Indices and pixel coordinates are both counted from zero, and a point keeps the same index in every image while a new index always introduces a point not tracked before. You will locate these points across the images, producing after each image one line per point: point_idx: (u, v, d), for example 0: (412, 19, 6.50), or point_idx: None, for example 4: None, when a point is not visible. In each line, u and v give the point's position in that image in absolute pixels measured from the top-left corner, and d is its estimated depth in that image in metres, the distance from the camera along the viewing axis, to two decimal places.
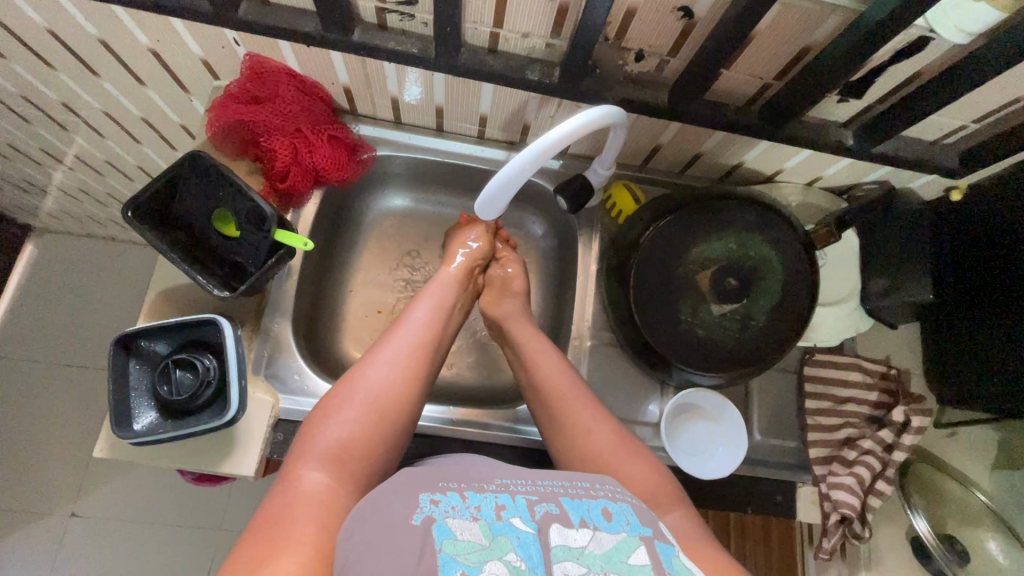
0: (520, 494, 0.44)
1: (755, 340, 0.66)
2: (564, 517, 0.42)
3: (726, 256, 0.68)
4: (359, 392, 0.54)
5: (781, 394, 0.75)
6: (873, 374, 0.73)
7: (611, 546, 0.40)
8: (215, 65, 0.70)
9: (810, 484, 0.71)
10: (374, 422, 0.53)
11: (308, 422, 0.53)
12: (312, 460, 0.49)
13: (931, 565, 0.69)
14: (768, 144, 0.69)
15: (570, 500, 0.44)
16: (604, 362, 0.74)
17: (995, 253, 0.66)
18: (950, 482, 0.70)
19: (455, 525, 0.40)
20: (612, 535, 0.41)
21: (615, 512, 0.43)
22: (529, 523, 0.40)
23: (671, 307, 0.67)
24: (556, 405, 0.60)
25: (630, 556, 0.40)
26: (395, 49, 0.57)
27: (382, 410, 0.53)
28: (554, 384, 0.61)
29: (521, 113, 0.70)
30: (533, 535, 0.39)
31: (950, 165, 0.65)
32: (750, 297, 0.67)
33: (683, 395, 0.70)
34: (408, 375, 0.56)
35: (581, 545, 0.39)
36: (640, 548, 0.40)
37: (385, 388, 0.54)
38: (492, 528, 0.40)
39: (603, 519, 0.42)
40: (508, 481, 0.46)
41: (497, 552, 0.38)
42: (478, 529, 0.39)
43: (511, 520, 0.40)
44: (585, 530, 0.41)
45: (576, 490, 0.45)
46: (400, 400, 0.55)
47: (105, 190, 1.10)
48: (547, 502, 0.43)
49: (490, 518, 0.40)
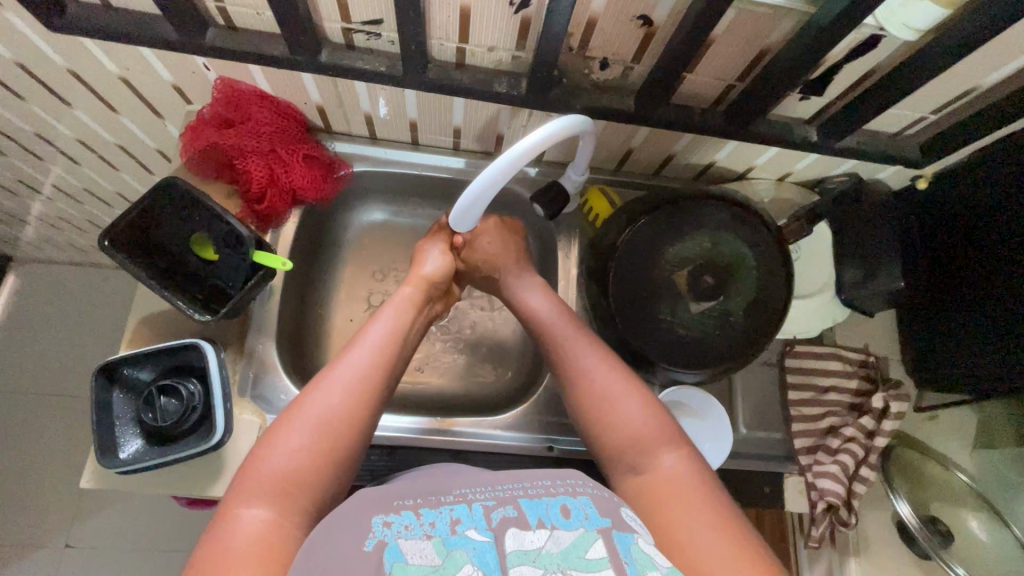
0: (477, 502, 0.46)
1: (734, 336, 0.68)
2: (523, 519, 0.43)
3: (700, 254, 0.69)
4: (306, 420, 0.51)
5: (765, 387, 0.76)
6: (852, 362, 0.74)
7: (568, 543, 0.41)
8: (187, 91, 0.70)
9: (796, 474, 0.72)
10: (319, 450, 0.50)
11: (254, 450, 0.50)
12: (253, 494, 0.47)
13: (916, 547, 0.70)
14: (737, 143, 0.71)
15: (530, 501, 0.45)
16: None
17: (966, 242, 0.67)
18: (932, 465, 0.72)
19: (408, 547, 0.41)
20: (569, 531, 0.42)
21: (573, 508, 0.45)
22: (486, 532, 0.42)
23: (650, 308, 0.68)
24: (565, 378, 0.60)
25: (587, 550, 0.41)
26: (364, 68, 0.57)
27: (327, 437, 0.50)
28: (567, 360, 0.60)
29: (494, 123, 0.71)
30: (490, 543, 0.41)
31: (912, 156, 0.67)
32: (726, 294, 0.68)
33: (667, 394, 0.71)
34: (356, 397, 0.53)
35: (538, 546, 0.41)
36: (597, 542, 0.41)
37: (336, 416, 0.51)
38: (446, 543, 0.41)
39: (561, 517, 0.44)
40: (465, 491, 0.48)
41: (449, 570, 0.39)
42: (431, 549, 0.41)
43: (465, 533, 0.42)
44: (543, 530, 0.42)
45: (535, 491, 0.47)
46: (350, 423, 0.52)
47: (84, 217, 1.09)
48: (505, 507, 0.45)
49: (444, 534, 0.42)
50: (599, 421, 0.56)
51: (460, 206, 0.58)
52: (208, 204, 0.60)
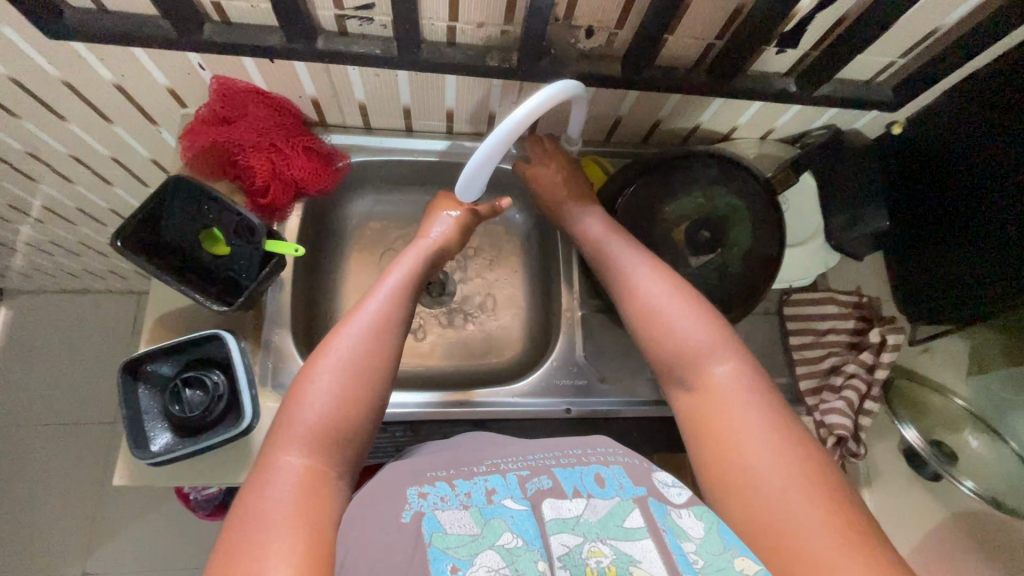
0: (510, 472, 0.47)
1: (734, 285, 0.70)
2: (558, 489, 0.44)
3: (696, 210, 0.72)
4: (333, 367, 0.51)
5: (767, 335, 0.79)
6: (848, 305, 0.77)
7: (605, 511, 0.43)
8: (182, 94, 0.72)
9: (806, 414, 0.75)
10: (348, 390, 0.50)
11: (286, 401, 0.50)
12: (290, 441, 0.47)
13: (925, 471, 0.73)
14: (721, 102, 0.74)
15: (563, 470, 0.47)
16: (597, 328, 0.77)
17: (944, 178, 0.70)
18: (932, 395, 0.75)
19: (446, 517, 0.42)
20: (605, 500, 0.44)
21: (608, 477, 0.46)
22: (522, 501, 0.44)
23: None
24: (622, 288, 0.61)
25: (625, 519, 0.42)
26: (359, 52, 0.59)
27: (354, 377, 0.51)
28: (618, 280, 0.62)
29: (486, 102, 0.73)
30: (526, 512, 0.43)
31: (885, 99, 0.70)
32: (724, 247, 0.71)
33: None
34: (375, 335, 0.54)
35: (576, 514, 0.43)
36: (633, 510, 0.43)
37: (361, 362, 0.52)
38: (483, 513, 0.43)
39: (596, 485, 0.45)
40: (498, 461, 0.49)
41: (489, 540, 0.41)
42: (469, 519, 0.42)
43: (501, 502, 0.44)
44: (580, 499, 0.44)
45: (568, 460, 0.48)
46: (374, 363, 0.52)
47: (76, 239, 1.09)
48: (539, 478, 0.46)
49: (480, 504, 0.44)
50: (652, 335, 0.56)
51: (463, 179, 0.61)
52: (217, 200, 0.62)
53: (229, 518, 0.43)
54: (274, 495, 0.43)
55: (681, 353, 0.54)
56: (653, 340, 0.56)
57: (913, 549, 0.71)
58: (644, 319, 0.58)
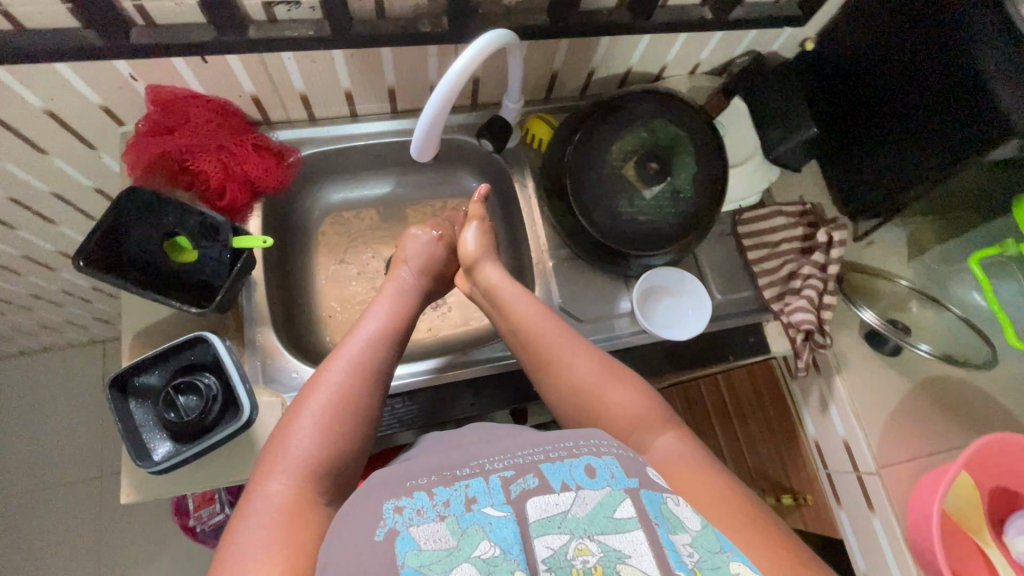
0: (493, 474, 0.46)
1: (689, 209, 0.75)
2: (545, 486, 0.44)
3: (642, 145, 0.75)
4: (321, 396, 0.55)
5: (726, 255, 0.85)
6: (793, 214, 0.83)
7: (595, 503, 0.42)
8: (116, 109, 0.70)
9: (773, 319, 0.81)
10: (336, 421, 0.54)
11: (277, 432, 0.54)
12: (278, 471, 0.50)
13: (885, 346, 0.79)
14: (647, 42, 0.78)
15: (552, 464, 0.46)
16: (570, 275, 0.81)
17: (857, 79, 0.76)
18: (881, 283, 0.81)
19: (420, 533, 0.41)
20: (596, 491, 0.43)
21: (599, 467, 0.45)
22: (504, 506, 0.43)
23: (611, 203, 0.75)
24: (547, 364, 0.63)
25: (615, 510, 0.42)
26: (292, 37, 0.60)
27: (340, 412, 0.55)
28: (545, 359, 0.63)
29: (425, 75, 0.75)
30: (509, 516, 0.42)
31: (794, 14, 0.75)
32: (673, 175, 0.75)
33: (644, 280, 0.77)
34: (366, 374, 0.58)
35: (565, 509, 0.42)
36: (625, 501, 0.42)
37: (348, 390, 0.56)
38: (461, 520, 0.42)
39: (586, 477, 0.44)
40: (482, 461, 0.48)
41: (465, 552, 0.40)
42: (446, 530, 0.41)
43: (483, 509, 0.43)
44: (569, 493, 0.43)
45: (557, 453, 0.47)
46: (362, 395, 0.56)
47: (27, 290, 1.05)
48: (526, 476, 0.45)
49: (459, 512, 0.43)
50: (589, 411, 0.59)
51: (419, 135, 0.63)
52: (179, 216, 0.62)
53: (220, 547, 0.46)
54: (259, 522, 0.46)
55: (621, 426, 0.58)
56: (590, 412, 0.59)
57: (888, 422, 0.77)
58: (577, 395, 0.60)
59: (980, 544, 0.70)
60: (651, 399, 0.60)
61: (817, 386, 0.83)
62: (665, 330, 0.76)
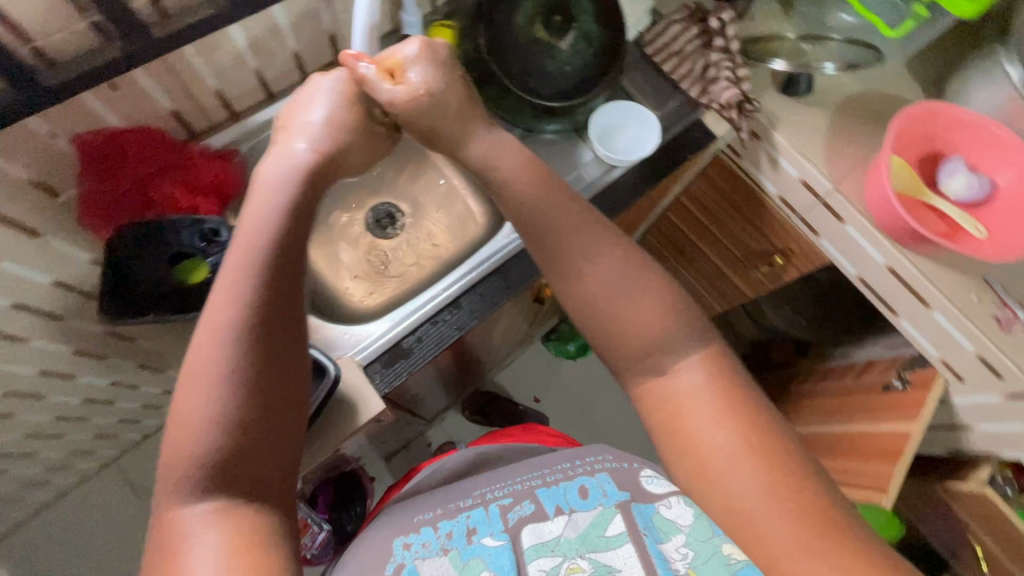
0: (493, 503, 0.63)
1: (602, 44, 0.82)
2: (542, 510, 0.60)
3: (539, 7, 0.81)
4: (202, 374, 0.43)
5: (646, 78, 0.94)
6: (684, 18, 0.92)
7: (587, 525, 0.58)
8: (46, 180, 0.67)
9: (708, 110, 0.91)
10: (234, 399, 0.43)
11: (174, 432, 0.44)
12: (184, 485, 0.41)
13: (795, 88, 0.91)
14: None
15: (547, 490, 0.63)
16: (531, 150, 0.88)
17: None
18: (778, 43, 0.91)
19: (424, 565, 0.57)
20: (587, 512, 0.59)
21: (592, 490, 0.61)
22: (501, 536, 0.58)
23: (538, 67, 0.82)
24: (545, 276, 0.59)
25: (606, 529, 0.57)
26: (194, 23, 0.60)
27: (244, 375, 0.44)
28: (541, 269, 0.59)
29: (320, 25, 0.76)
30: (505, 545, 0.57)
31: None
32: (576, 20, 0.81)
33: (594, 124, 0.85)
34: (253, 327, 0.45)
35: (558, 533, 0.57)
36: (614, 519, 0.57)
37: (235, 355, 0.44)
38: (461, 556, 0.57)
39: (580, 499, 0.61)
40: (483, 492, 0.66)
41: None
42: (448, 561, 0.57)
43: (482, 540, 0.58)
44: (562, 516, 0.59)
45: (554, 478, 0.65)
46: (259, 353, 0.45)
47: (22, 433, 0.99)
48: (529, 501, 0.62)
49: (461, 546, 0.58)
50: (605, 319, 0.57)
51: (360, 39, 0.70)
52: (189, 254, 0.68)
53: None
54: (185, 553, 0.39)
55: (640, 344, 0.56)
56: (608, 321, 0.57)
57: (826, 146, 0.90)
58: (589, 299, 0.57)
59: (926, 200, 0.84)
60: (670, 315, 0.56)
61: (763, 149, 0.94)
62: (640, 154, 0.85)
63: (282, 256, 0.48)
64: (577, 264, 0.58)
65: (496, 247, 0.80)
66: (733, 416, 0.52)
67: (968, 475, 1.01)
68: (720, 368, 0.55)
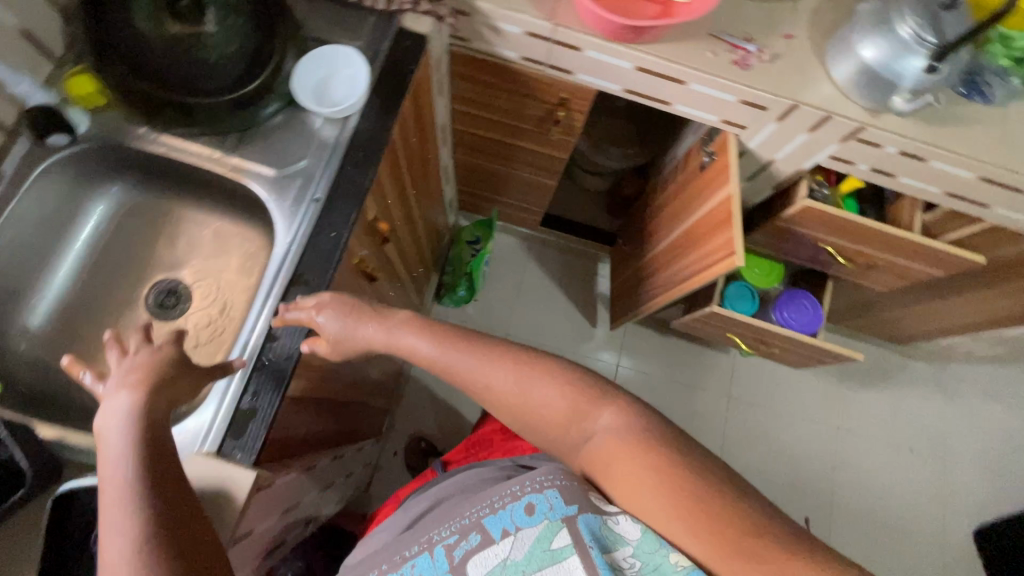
0: (440, 543, 0.66)
1: (244, 13, 0.81)
2: (488, 536, 0.63)
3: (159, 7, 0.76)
4: None
5: (331, 14, 0.86)
6: None
7: (530, 542, 0.61)
8: None
9: (406, 13, 0.86)
10: None
11: None
12: None
13: None
14: None
15: (493, 517, 0.65)
16: (263, 148, 0.81)
17: None
18: None
19: None
20: (534, 528, 0.61)
21: (539, 505, 0.63)
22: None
23: (197, 68, 0.81)
24: (472, 388, 0.75)
25: (552, 543, 0.59)
26: None
27: None
28: (473, 388, 0.75)
29: None
30: None
31: None
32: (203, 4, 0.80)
33: (301, 92, 0.80)
34: None
35: (506, 557, 0.61)
36: (560, 532, 0.60)
37: None
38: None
39: (525, 515, 0.63)
40: (436, 534, 0.68)
41: None
42: None
43: None
44: (510, 536, 0.62)
45: (501, 502, 0.66)
46: None
47: None
48: (476, 530, 0.65)
49: None
50: (525, 409, 0.74)
51: None
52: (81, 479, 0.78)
53: None
54: None
55: (561, 418, 0.73)
56: (528, 412, 0.74)
57: None
58: (514, 397, 0.74)
59: None
60: (577, 392, 0.73)
61: (479, 23, 0.92)
62: (363, 89, 0.80)
63: (163, 481, 0.55)
64: (495, 374, 0.74)
65: (271, 284, 0.75)
66: (648, 467, 0.64)
67: (794, 198, 1.13)
68: (628, 416, 0.69)
